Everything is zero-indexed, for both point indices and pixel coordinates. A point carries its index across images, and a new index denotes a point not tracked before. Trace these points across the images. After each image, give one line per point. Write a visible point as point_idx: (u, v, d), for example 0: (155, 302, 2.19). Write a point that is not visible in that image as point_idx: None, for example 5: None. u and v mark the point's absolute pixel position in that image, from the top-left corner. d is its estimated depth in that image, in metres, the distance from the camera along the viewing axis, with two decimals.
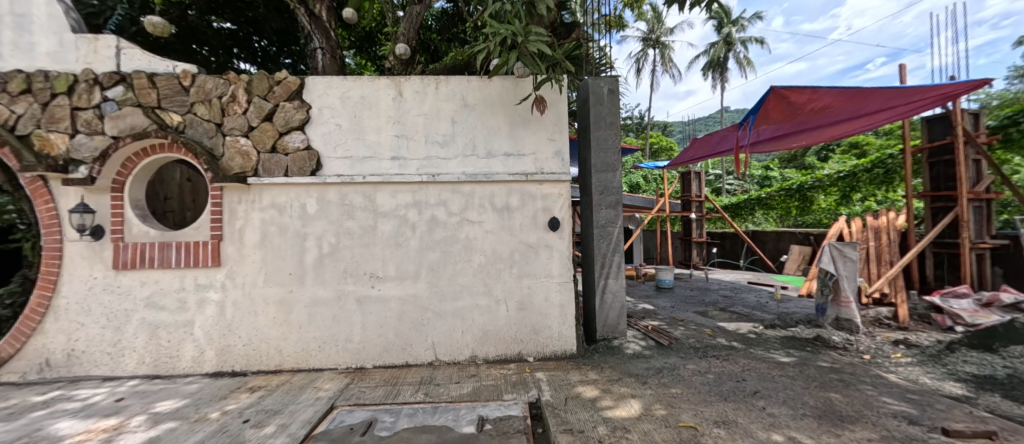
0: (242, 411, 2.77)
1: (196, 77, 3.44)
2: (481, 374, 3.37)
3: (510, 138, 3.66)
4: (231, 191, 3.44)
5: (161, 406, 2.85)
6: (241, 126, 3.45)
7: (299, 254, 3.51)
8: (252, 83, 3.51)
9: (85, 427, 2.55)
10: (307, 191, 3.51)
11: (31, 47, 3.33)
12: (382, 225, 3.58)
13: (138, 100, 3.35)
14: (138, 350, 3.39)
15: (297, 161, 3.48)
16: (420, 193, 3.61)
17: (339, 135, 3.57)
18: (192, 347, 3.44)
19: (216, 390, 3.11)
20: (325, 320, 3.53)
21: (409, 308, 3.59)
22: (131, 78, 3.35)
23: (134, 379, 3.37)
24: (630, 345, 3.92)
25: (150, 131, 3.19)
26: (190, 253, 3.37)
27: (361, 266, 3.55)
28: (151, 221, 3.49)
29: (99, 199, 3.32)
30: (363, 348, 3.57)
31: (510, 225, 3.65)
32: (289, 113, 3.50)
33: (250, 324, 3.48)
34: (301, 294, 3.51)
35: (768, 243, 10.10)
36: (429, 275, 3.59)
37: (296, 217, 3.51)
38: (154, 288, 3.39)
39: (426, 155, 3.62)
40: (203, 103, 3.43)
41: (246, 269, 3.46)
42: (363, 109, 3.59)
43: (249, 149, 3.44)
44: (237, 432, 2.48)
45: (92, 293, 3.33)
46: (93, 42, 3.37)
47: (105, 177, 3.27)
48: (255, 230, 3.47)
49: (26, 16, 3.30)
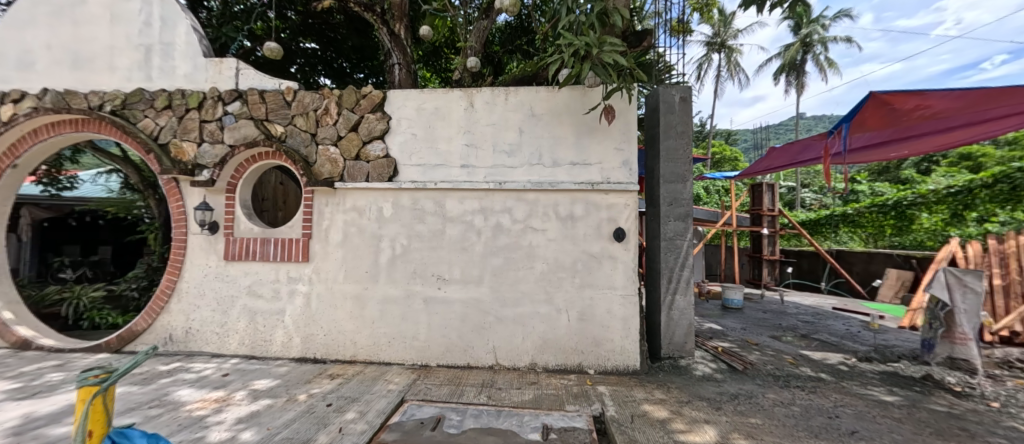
0: (325, 395, 3.03)
1: (297, 93, 3.87)
2: (541, 382, 3.37)
3: (576, 148, 3.66)
4: (320, 194, 3.81)
5: (258, 384, 3.20)
6: (331, 135, 3.82)
7: (374, 253, 3.78)
8: (342, 97, 3.88)
9: (201, 396, 2.94)
10: (385, 196, 3.79)
11: (173, 70, 3.96)
12: (450, 229, 3.74)
13: (250, 114, 3.85)
14: (239, 332, 3.84)
15: (377, 168, 3.77)
16: (487, 200, 3.72)
17: (414, 144, 3.81)
18: (283, 332, 3.82)
19: (302, 374, 3.42)
20: (396, 317, 3.75)
21: (472, 311, 3.70)
22: (247, 94, 3.86)
23: (235, 357, 3.81)
24: (698, 366, 3.69)
25: (259, 141, 3.65)
26: (285, 249, 3.78)
27: (430, 268, 3.74)
28: (255, 219, 3.96)
29: (216, 199, 3.84)
30: (428, 346, 3.73)
31: (573, 235, 3.64)
32: (372, 123, 3.81)
33: (330, 317, 3.79)
34: (374, 291, 3.77)
35: (857, 266, 9.03)
36: (493, 280, 3.68)
37: (373, 219, 3.79)
38: (254, 278, 3.83)
39: (493, 164, 3.74)
40: (301, 116, 3.85)
41: (330, 266, 3.80)
42: (437, 120, 3.81)
43: (337, 156, 3.80)
44: (322, 414, 2.72)
45: (207, 279, 3.85)
46: (219, 64, 3.93)
47: (222, 180, 3.80)
48: (338, 230, 3.80)
49: (171, 45, 3.95)
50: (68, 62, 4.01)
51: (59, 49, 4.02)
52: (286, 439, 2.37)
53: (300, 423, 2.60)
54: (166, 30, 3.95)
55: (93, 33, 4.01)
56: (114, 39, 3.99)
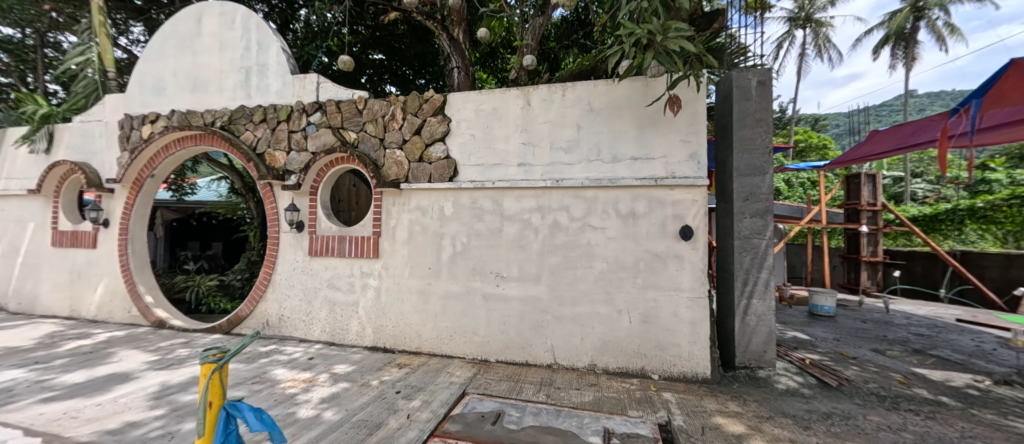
0: (394, 383, 3.24)
1: (368, 101, 4.18)
2: (601, 384, 3.28)
3: (638, 142, 3.48)
4: (388, 195, 4.09)
5: (338, 368, 3.53)
6: (398, 139, 4.08)
7: (437, 250, 3.96)
8: (407, 103, 4.10)
9: (292, 376, 3.32)
10: (446, 196, 3.95)
11: (267, 87, 4.50)
12: (507, 227, 3.79)
13: (329, 123, 4.24)
14: (321, 320, 4.27)
15: (439, 169, 3.94)
16: (544, 198, 3.70)
17: (473, 145, 3.92)
18: (357, 322, 4.17)
19: (374, 362, 3.71)
20: (457, 312, 3.89)
21: (530, 309, 3.71)
22: (325, 106, 4.26)
23: (318, 343, 4.24)
24: (780, 379, 3.32)
25: (336, 147, 4.01)
26: (359, 245, 4.11)
27: (488, 265, 3.82)
28: (333, 218, 4.36)
29: (302, 200, 4.30)
30: (487, 342, 3.81)
31: (635, 233, 3.47)
32: (434, 126, 4.00)
33: (398, 310, 4.05)
34: (437, 286, 3.95)
35: (991, 270, 7.48)
36: (550, 279, 3.66)
37: (436, 218, 3.97)
38: (333, 272, 4.23)
39: (550, 161, 3.70)
40: (371, 123, 4.15)
41: (397, 262, 4.05)
42: (494, 120, 3.87)
43: (403, 159, 4.04)
44: (392, 400, 2.93)
45: (295, 272, 4.33)
46: (303, 80, 4.38)
47: (306, 184, 4.24)
48: (404, 228, 4.04)
49: (266, 65, 4.49)
50: (189, 86, 4.74)
51: (183, 76, 4.77)
52: (362, 421, 2.59)
53: (373, 407, 2.82)
54: (261, 52, 4.50)
55: (207, 60, 4.70)
56: (223, 63, 4.64)
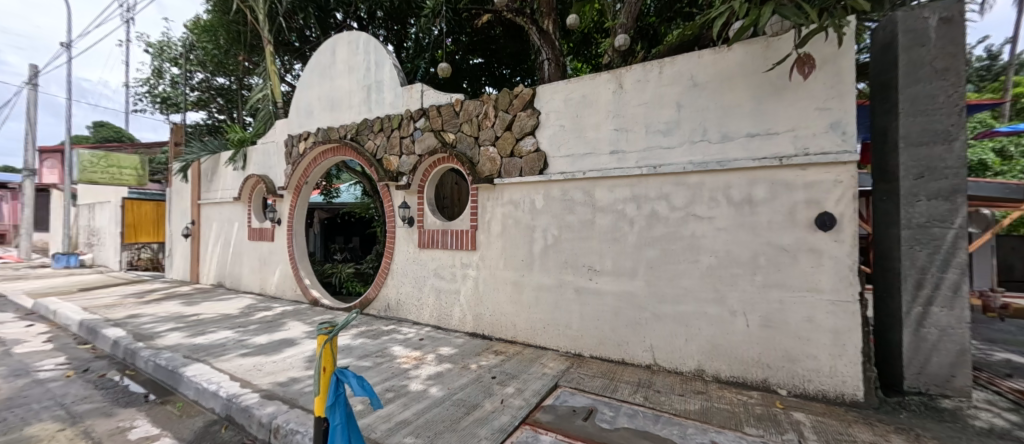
0: (491, 368, 3.44)
1: (463, 103, 4.47)
2: (711, 393, 2.92)
3: (755, 116, 2.96)
4: (483, 191, 4.32)
5: (443, 350, 3.89)
6: (491, 137, 4.26)
7: (529, 243, 4.03)
8: (498, 100, 4.25)
9: (406, 353, 3.79)
10: (536, 189, 3.99)
11: (383, 100, 5.17)
12: (600, 219, 3.64)
13: (432, 127, 4.67)
14: (430, 305, 4.76)
15: (529, 163, 4.00)
16: (640, 186, 3.43)
17: (563, 136, 3.86)
18: (459, 309, 4.53)
19: (474, 347, 3.98)
20: (550, 305, 3.91)
21: (626, 305, 3.50)
22: (428, 112, 4.70)
23: (428, 326, 4.75)
24: (981, 415, 2.47)
25: (438, 149, 4.41)
26: (459, 238, 4.46)
27: (580, 258, 3.73)
28: (437, 214, 4.80)
29: (412, 198, 4.85)
30: (581, 336, 3.74)
31: (753, 222, 2.96)
32: (524, 121, 4.06)
33: (494, 299, 4.26)
34: (530, 278, 4.03)
35: None
36: (648, 274, 3.39)
37: (527, 211, 4.04)
38: (438, 262, 4.67)
39: (646, 146, 3.42)
40: (467, 123, 4.43)
41: (492, 254, 4.26)
42: (584, 108, 3.75)
43: (496, 155, 4.23)
44: (488, 384, 3.11)
45: (408, 262, 4.91)
46: (411, 90, 4.91)
47: (415, 183, 4.76)
48: (498, 222, 4.23)
49: (382, 81, 5.17)
50: (328, 107, 5.75)
51: (324, 99, 5.81)
52: (460, 400, 2.81)
53: (471, 388, 3.03)
54: (379, 70, 5.20)
55: (340, 83, 5.63)
56: (351, 84, 5.50)
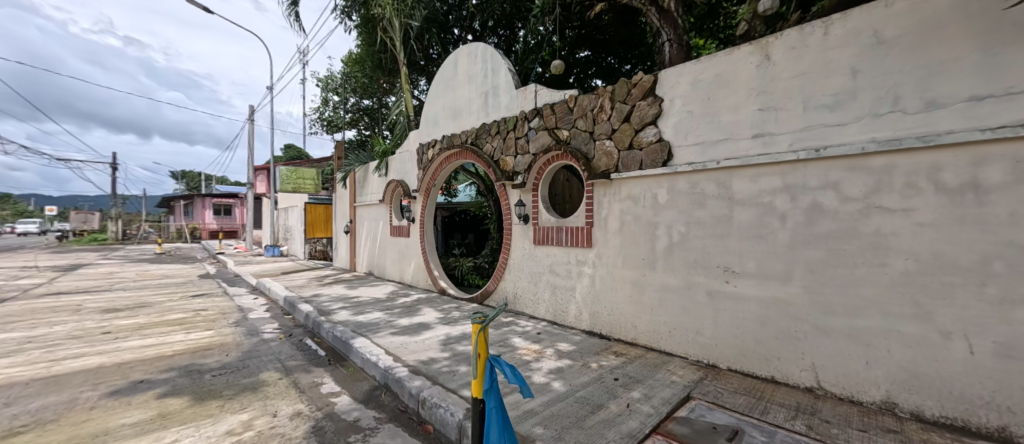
0: (612, 369, 3.33)
1: (577, 98, 4.42)
2: (909, 434, 2.27)
3: (983, 71, 2.17)
4: (599, 186, 4.21)
5: (561, 346, 3.94)
6: (607, 130, 4.13)
7: (651, 239, 3.77)
8: (615, 91, 4.08)
9: (526, 345, 3.94)
10: (659, 182, 3.71)
11: (499, 104, 5.47)
12: (739, 214, 3.18)
13: (546, 125, 4.75)
14: (545, 301, 4.87)
15: (651, 154, 3.74)
16: (795, 173, 2.87)
17: (691, 122, 3.49)
18: (575, 306, 4.52)
19: (592, 346, 3.92)
20: (676, 308, 3.59)
21: (776, 314, 2.98)
22: (542, 111, 4.79)
23: (544, 321, 4.87)
24: None
25: (552, 146, 4.47)
26: (574, 235, 4.44)
27: (714, 258, 3.33)
28: (551, 211, 4.87)
29: (527, 197, 5.02)
30: (716, 345, 3.33)
31: (982, 215, 2.18)
32: (644, 110, 3.81)
33: (612, 298, 4.12)
34: (652, 278, 3.77)
35: None
36: (807, 278, 2.83)
37: (649, 206, 3.79)
38: (553, 259, 4.73)
39: (804, 126, 2.84)
40: (581, 118, 4.38)
41: (610, 251, 4.12)
42: (716, 89, 3.32)
43: (613, 149, 4.07)
44: (611, 385, 3.01)
45: (524, 258, 5.11)
46: (525, 91, 5.08)
47: (530, 182, 4.91)
48: (616, 218, 4.06)
49: (498, 86, 5.46)
50: (451, 116, 6.35)
51: (448, 108, 6.44)
52: (584, 399, 2.79)
53: (593, 388, 2.98)
54: (495, 76, 5.51)
55: (461, 92, 6.15)
56: (470, 92, 5.97)
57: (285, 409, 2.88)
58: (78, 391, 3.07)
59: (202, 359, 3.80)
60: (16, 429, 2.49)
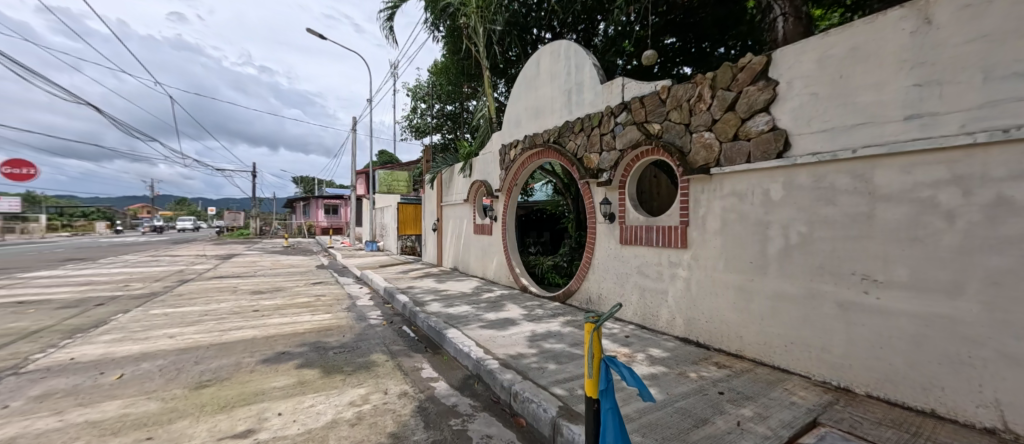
0: (716, 381, 3.05)
1: (671, 88, 4.16)
2: None
3: None
4: (696, 182, 3.89)
5: (653, 351, 3.73)
6: (706, 121, 3.80)
7: (761, 240, 3.37)
8: (716, 78, 3.73)
9: (615, 348, 3.83)
10: (772, 176, 3.28)
11: (583, 101, 5.39)
12: (883, 212, 2.63)
13: (634, 120, 4.56)
14: (633, 303, 4.67)
15: (761, 145, 3.34)
16: (969, 161, 2.24)
17: (815, 107, 3.02)
18: (666, 311, 4.25)
19: (689, 354, 3.64)
20: (794, 319, 3.15)
21: (938, 335, 2.40)
22: (630, 105, 4.60)
23: (631, 324, 4.68)
24: None
25: (642, 141, 4.28)
26: (666, 235, 4.18)
27: (846, 263, 2.82)
28: (639, 209, 4.66)
29: (612, 195, 4.89)
30: (850, 365, 2.83)
31: None
32: (753, 96, 3.42)
33: (711, 304, 3.79)
34: (762, 284, 3.36)
35: None
36: (987, 293, 2.19)
37: (759, 204, 3.38)
38: (642, 260, 4.52)
39: (980, 102, 2.20)
40: (675, 109, 4.10)
41: (708, 253, 3.79)
42: (851, 65, 2.82)
43: (713, 141, 3.74)
44: (716, 399, 2.76)
45: (609, 258, 4.98)
46: (611, 85, 4.93)
47: (616, 179, 4.77)
48: (717, 217, 3.72)
49: (582, 82, 5.38)
50: (533, 116, 6.45)
51: (529, 109, 6.55)
52: (685, 410, 2.60)
53: (695, 399, 2.76)
54: (579, 72, 5.44)
55: (543, 92, 6.20)
56: (552, 91, 5.98)
57: (394, 389, 3.19)
58: (242, 356, 3.80)
59: (325, 338, 4.42)
60: (204, 382, 3.17)
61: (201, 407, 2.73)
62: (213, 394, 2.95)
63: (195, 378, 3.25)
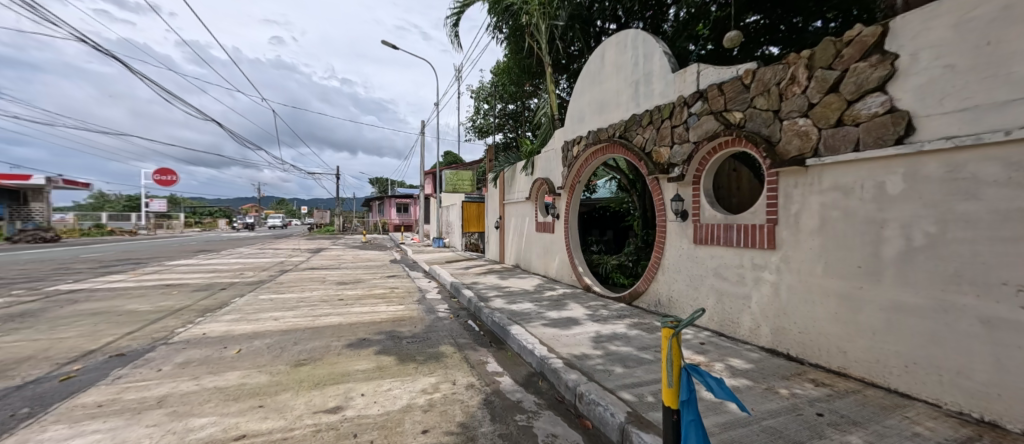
0: (812, 401, 2.68)
1: (756, 72, 3.76)
2: None
3: None
4: (787, 175, 3.46)
5: (734, 361, 3.41)
6: (800, 106, 3.36)
7: (873, 242, 2.85)
8: (814, 56, 3.27)
9: (689, 355, 3.57)
10: (888, 166, 2.74)
11: (652, 92, 5.10)
12: None
13: (711, 109, 4.21)
14: (710, 308, 4.33)
15: (873, 130, 2.81)
16: None
17: (949, 81, 2.42)
18: (749, 318, 3.87)
19: (777, 367, 3.26)
20: (917, 335, 2.60)
21: None
22: (707, 92, 4.25)
23: (707, 330, 4.34)
24: None
25: (720, 132, 3.95)
26: (748, 235, 3.79)
27: (994, 270, 2.22)
28: (717, 206, 4.30)
29: (685, 191, 4.59)
30: (998, 397, 2.23)
31: None
32: (864, 73, 2.89)
33: (807, 313, 3.33)
34: (873, 293, 2.85)
35: None
36: None
37: (869, 199, 2.86)
38: (720, 261, 4.17)
39: None
40: (762, 95, 3.70)
41: (802, 255, 3.35)
42: (1005, 24, 2.18)
43: (809, 128, 3.29)
44: (813, 421, 2.42)
45: (681, 258, 4.67)
46: (684, 73, 4.59)
47: (689, 174, 4.47)
48: (814, 215, 3.26)
49: (651, 73, 5.09)
50: (598, 110, 6.26)
51: (593, 104, 6.37)
52: (774, 431, 2.32)
53: (786, 419, 2.45)
54: (647, 62, 5.15)
55: (608, 85, 5.99)
56: (618, 84, 5.75)
57: (461, 380, 3.33)
58: (330, 340, 4.25)
59: (399, 328, 4.76)
60: (302, 360, 3.61)
61: (299, 382, 3.12)
62: (308, 372, 3.34)
63: (295, 357, 3.71)
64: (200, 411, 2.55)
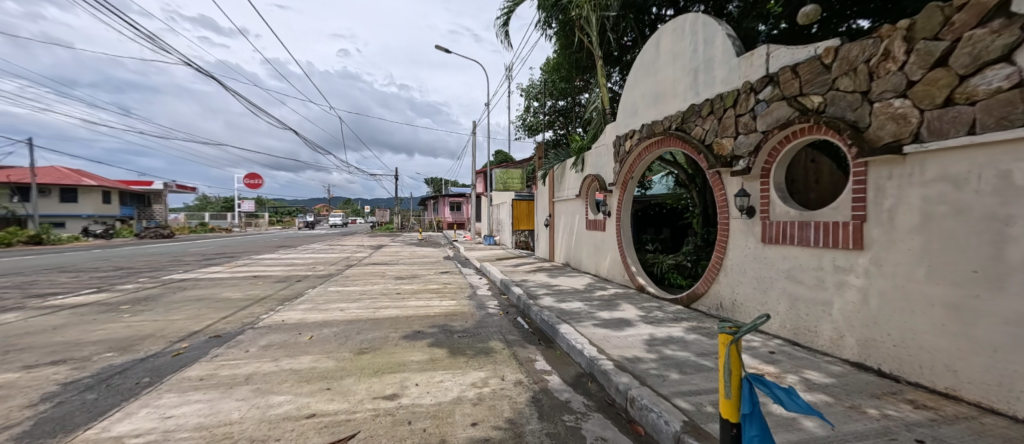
0: (909, 425, 2.31)
1: (839, 49, 3.32)
2: None
3: None
4: (879, 164, 3.00)
5: (810, 374, 3.06)
6: (896, 84, 2.88)
7: (995, 242, 2.33)
8: (915, 26, 2.77)
9: (756, 364, 3.28)
10: (1018, 150, 2.21)
11: (713, 79, 4.74)
12: None
13: (783, 94, 3.82)
14: (781, 314, 3.94)
15: (995, 108, 2.29)
16: None
17: None
18: (830, 327, 3.45)
19: (865, 384, 2.87)
20: None
21: None
22: (778, 76, 3.87)
23: (778, 339, 3.95)
24: None
25: (793, 119, 3.57)
26: (829, 234, 3.38)
27: None
28: (790, 202, 3.91)
29: (752, 185, 4.24)
30: None
31: None
32: (982, 41, 2.37)
33: (904, 323, 2.85)
34: (995, 304, 2.34)
35: None
36: None
37: (989, 191, 2.35)
38: (793, 262, 3.79)
39: None
40: (847, 75, 3.26)
41: (898, 257, 2.89)
42: None
43: (907, 110, 2.81)
44: None
45: (748, 259, 4.32)
46: (751, 57, 4.20)
47: (756, 168, 4.12)
48: (914, 211, 2.78)
49: (712, 59, 4.74)
50: (652, 102, 5.96)
51: (647, 95, 6.08)
52: None
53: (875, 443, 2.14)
54: (708, 47, 4.79)
55: (664, 75, 5.68)
56: (675, 73, 5.42)
57: (510, 376, 3.38)
58: (388, 331, 4.55)
59: (451, 322, 4.96)
60: (363, 349, 3.90)
61: (361, 369, 3.38)
62: (368, 360, 3.61)
63: (357, 345, 4.03)
64: (278, 389, 2.88)
